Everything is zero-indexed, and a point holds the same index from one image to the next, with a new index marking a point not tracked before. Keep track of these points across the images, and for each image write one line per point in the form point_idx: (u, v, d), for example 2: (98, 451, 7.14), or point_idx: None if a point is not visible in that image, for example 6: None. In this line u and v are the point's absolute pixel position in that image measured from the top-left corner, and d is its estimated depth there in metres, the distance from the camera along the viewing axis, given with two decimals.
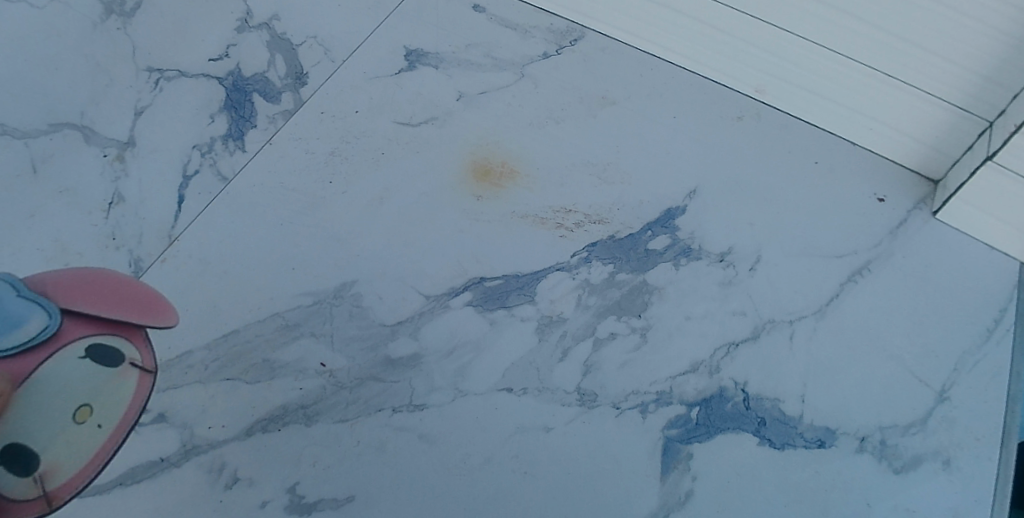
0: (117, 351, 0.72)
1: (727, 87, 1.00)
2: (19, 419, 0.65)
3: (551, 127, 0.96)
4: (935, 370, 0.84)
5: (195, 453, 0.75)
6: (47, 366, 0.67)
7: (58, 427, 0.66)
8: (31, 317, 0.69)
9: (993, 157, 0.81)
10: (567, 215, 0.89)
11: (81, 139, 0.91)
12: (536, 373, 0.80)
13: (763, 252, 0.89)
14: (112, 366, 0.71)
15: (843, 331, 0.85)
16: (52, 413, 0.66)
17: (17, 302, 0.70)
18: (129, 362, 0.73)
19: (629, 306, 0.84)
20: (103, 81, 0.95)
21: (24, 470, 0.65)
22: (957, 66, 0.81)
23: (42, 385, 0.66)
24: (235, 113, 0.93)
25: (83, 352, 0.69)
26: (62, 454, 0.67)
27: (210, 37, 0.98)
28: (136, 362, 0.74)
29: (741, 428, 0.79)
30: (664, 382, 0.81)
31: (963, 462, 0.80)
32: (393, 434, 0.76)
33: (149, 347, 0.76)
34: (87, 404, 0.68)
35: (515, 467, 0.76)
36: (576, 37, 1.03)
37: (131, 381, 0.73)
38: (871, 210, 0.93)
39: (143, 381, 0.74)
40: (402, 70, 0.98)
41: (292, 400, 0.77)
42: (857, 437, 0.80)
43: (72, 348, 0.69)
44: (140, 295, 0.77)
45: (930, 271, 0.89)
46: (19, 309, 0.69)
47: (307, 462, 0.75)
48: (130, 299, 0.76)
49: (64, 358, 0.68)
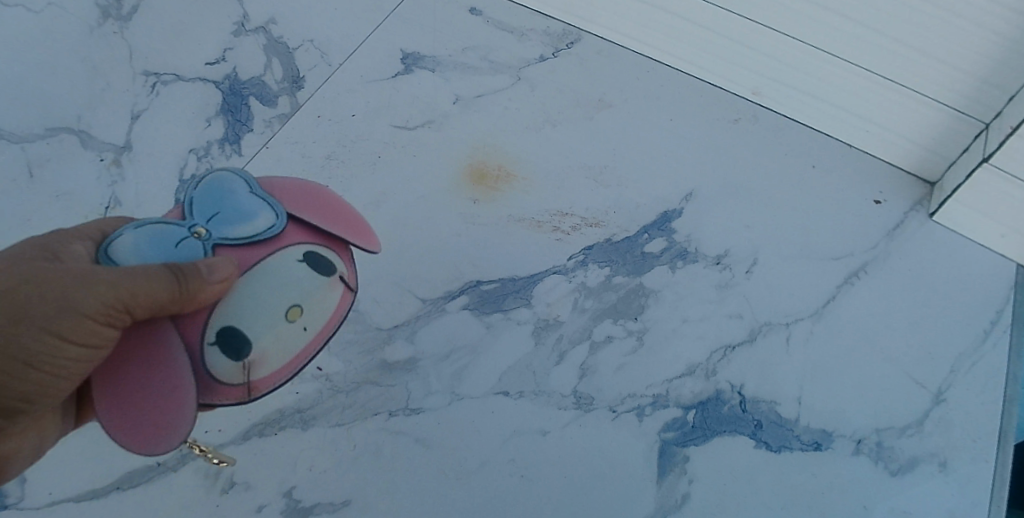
0: (329, 260, 0.57)
1: (724, 90, 1.01)
2: (237, 312, 0.53)
3: (548, 130, 0.96)
4: (931, 372, 0.84)
5: (192, 458, 0.75)
6: (268, 264, 0.54)
7: (266, 322, 0.53)
8: (259, 214, 0.56)
9: (990, 158, 0.81)
10: (564, 218, 0.89)
11: (78, 144, 0.91)
12: (532, 376, 0.80)
13: (760, 255, 0.89)
14: (326, 273, 0.55)
15: (840, 334, 0.85)
16: (263, 310, 0.53)
17: (250, 199, 0.57)
18: (338, 275, 0.57)
19: (626, 309, 0.85)
20: (100, 86, 0.95)
21: (233, 355, 0.52)
22: (953, 69, 0.82)
23: (258, 285, 0.53)
24: (231, 117, 0.93)
25: (302, 255, 0.55)
26: (273, 348, 0.53)
27: (207, 41, 0.98)
28: (343, 277, 0.57)
29: (737, 431, 0.79)
30: (661, 385, 0.81)
31: (960, 463, 0.79)
32: (389, 438, 0.76)
33: (352, 268, 0.60)
34: (297, 303, 0.54)
35: (512, 470, 0.76)
36: (573, 40, 1.03)
37: (335, 294, 0.56)
38: (867, 212, 0.93)
39: (343, 299, 0.57)
40: (399, 73, 0.98)
41: (289, 404, 0.77)
42: (854, 439, 0.80)
43: (291, 250, 0.55)
44: (341, 206, 0.60)
45: (926, 273, 0.89)
46: (245, 205, 0.56)
47: (303, 466, 0.75)
48: (338, 209, 0.59)
49: (284, 261, 0.55)
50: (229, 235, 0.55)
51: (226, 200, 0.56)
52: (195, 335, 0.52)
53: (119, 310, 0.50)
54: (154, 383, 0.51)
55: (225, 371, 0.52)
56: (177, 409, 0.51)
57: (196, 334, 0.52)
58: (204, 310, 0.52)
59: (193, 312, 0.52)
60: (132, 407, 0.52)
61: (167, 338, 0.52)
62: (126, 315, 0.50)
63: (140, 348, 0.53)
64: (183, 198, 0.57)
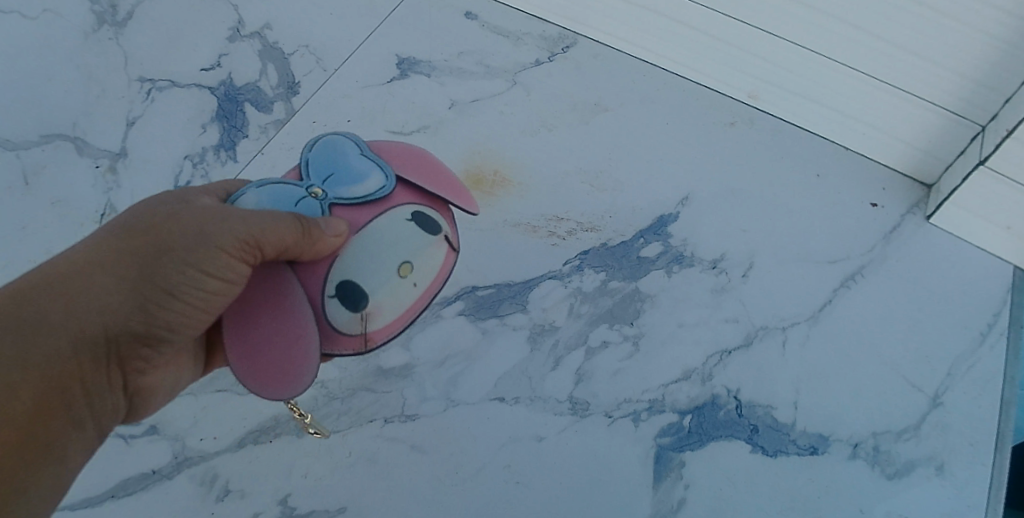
0: (434, 219, 0.59)
1: (720, 93, 1.00)
2: (353, 267, 0.56)
3: (544, 135, 0.96)
4: (928, 375, 0.83)
5: (187, 466, 0.75)
6: (379, 223, 0.57)
7: (380, 277, 0.56)
8: (369, 176, 0.58)
9: (986, 161, 0.81)
10: (560, 223, 0.89)
11: (73, 150, 0.91)
12: (528, 382, 0.80)
13: (756, 259, 0.89)
14: (431, 233, 0.58)
15: (836, 337, 0.85)
16: (376, 265, 0.56)
17: (361, 160, 0.59)
18: (442, 234, 0.59)
19: (622, 314, 0.84)
20: (95, 92, 0.95)
21: (351, 307, 0.56)
22: (949, 72, 0.82)
23: (372, 243, 0.56)
24: (226, 123, 0.93)
25: (410, 215, 0.58)
26: (387, 302, 0.56)
27: (202, 46, 0.98)
28: (447, 236, 0.60)
29: (733, 436, 0.79)
30: (656, 390, 0.81)
31: (957, 467, 0.79)
32: (385, 445, 0.76)
33: (454, 228, 0.62)
34: (407, 261, 0.56)
35: (507, 476, 0.76)
36: (569, 44, 1.03)
37: (441, 253, 0.59)
38: (864, 214, 0.93)
39: (446, 258, 0.60)
40: (395, 78, 0.98)
41: (284, 411, 0.77)
42: (850, 443, 0.79)
43: (399, 210, 0.58)
44: (443, 169, 0.62)
45: (923, 276, 0.89)
46: (357, 166, 0.59)
47: (299, 473, 0.75)
48: (440, 171, 0.62)
49: (394, 221, 0.57)
50: (343, 195, 0.58)
51: (339, 161, 0.59)
52: (317, 286, 0.56)
53: (251, 246, 0.53)
54: (280, 328, 0.55)
55: (344, 321, 0.56)
56: (300, 356, 0.55)
57: (318, 285, 0.56)
58: (324, 262, 0.55)
59: (313, 263, 0.56)
60: (260, 352, 0.56)
61: (290, 287, 0.56)
62: (257, 253, 0.54)
63: (267, 296, 0.57)
64: (301, 158, 0.60)
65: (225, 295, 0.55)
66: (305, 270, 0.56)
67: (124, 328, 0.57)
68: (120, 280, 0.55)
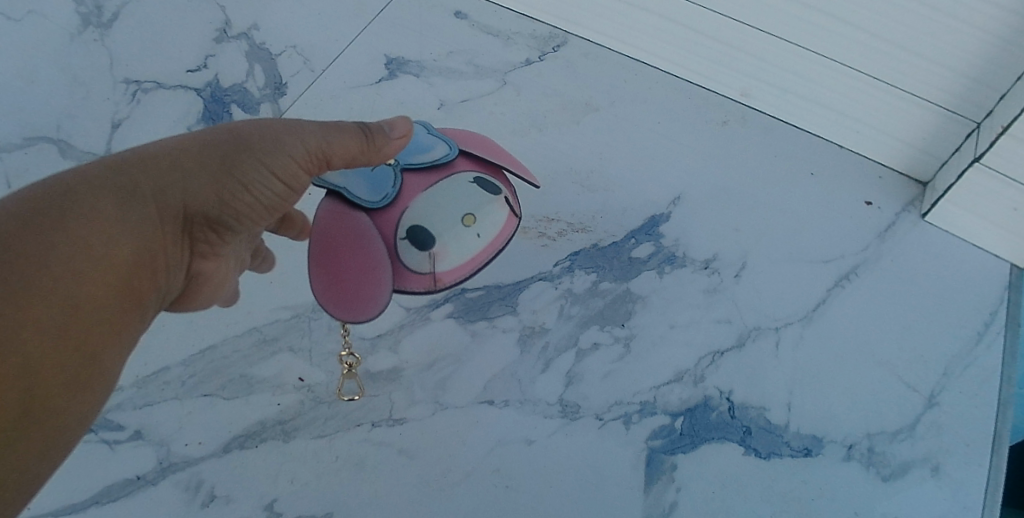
0: (493, 184, 0.69)
1: (712, 91, 0.99)
2: (423, 214, 0.66)
3: (535, 135, 0.95)
4: (924, 375, 0.82)
5: (172, 471, 0.73)
6: (446, 183, 0.67)
7: (447, 224, 0.66)
8: (435, 147, 0.68)
9: (981, 158, 0.81)
10: (550, 224, 0.88)
11: (57, 153, 0.90)
12: (518, 385, 0.79)
13: (749, 259, 0.88)
14: (492, 193, 0.68)
15: (831, 338, 0.84)
16: (442, 214, 0.66)
17: (427, 137, 0.69)
18: (502, 196, 0.69)
19: (613, 315, 0.83)
20: (80, 94, 0.94)
21: (420, 247, 0.66)
22: (943, 68, 0.81)
23: (438, 197, 0.66)
24: (213, 124, 0.92)
25: (471, 179, 0.68)
26: (452, 245, 0.66)
27: (188, 48, 0.98)
28: (507, 199, 0.70)
29: (726, 438, 0.78)
30: (648, 392, 0.79)
31: (953, 468, 0.77)
32: (372, 449, 0.75)
33: (511, 194, 0.72)
34: (470, 212, 0.67)
35: (496, 480, 0.74)
36: (560, 43, 1.02)
37: (501, 215, 0.69)
38: (857, 212, 0.92)
39: (509, 222, 0.70)
40: (383, 78, 0.97)
41: (271, 415, 0.76)
42: (845, 445, 0.78)
43: (463, 175, 0.68)
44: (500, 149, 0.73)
45: (917, 274, 0.88)
46: (424, 140, 0.69)
47: (284, 479, 0.73)
48: (497, 150, 0.72)
49: (456, 182, 0.67)
50: (412, 162, 0.67)
51: (409, 137, 0.69)
52: (390, 232, 0.66)
53: (321, 161, 0.62)
54: (359, 262, 0.64)
55: (414, 260, 0.66)
56: (374, 284, 0.64)
57: (390, 230, 0.66)
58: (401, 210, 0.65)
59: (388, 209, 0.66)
60: (339, 285, 0.64)
61: (364, 227, 0.65)
62: (324, 166, 0.63)
63: (343, 234, 0.65)
64: None
65: (285, 195, 0.62)
66: (380, 216, 0.66)
67: (201, 210, 0.58)
68: (202, 169, 0.57)
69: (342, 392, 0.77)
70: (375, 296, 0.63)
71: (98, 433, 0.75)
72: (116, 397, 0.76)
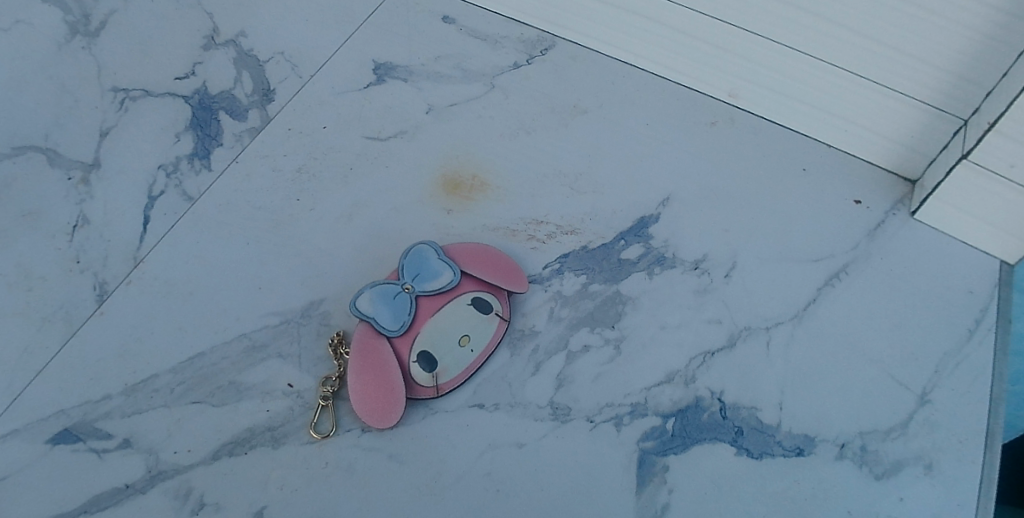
0: (490, 303, 0.80)
1: (700, 93, 1.00)
2: (430, 337, 0.76)
3: (523, 137, 0.95)
4: (915, 373, 0.82)
5: (161, 479, 0.71)
6: (449, 307, 0.77)
7: (448, 343, 0.76)
8: (443, 274, 0.78)
9: (969, 155, 0.80)
10: (539, 226, 0.88)
11: (45, 162, 0.90)
12: (508, 388, 0.78)
13: (738, 259, 0.88)
14: (486, 313, 0.79)
15: (822, 336, 0.84)
16: (446, 334, 0.76)
17: (439, 263, 0.78)
18: (494, 312, 0.79)
19: (603, 317, 0.83)
20: (67, 102, 0.94)
21: (427, 368, 0.75)
22: (928, 65, 0.81)
23: (442, 321, 0.77)
24: (201, 131, 0.93)
25: (470, 301, 0.78)
26: (450, 362, 0.76)
27: (177, 57, 0.99)
28: (499, 313, 0.80)
29: (718, 438, 0.77)
30: (639, 393, 0.79)
31: (946, 466, 0.77)
32: (362, 454, 0.74)
33: (507, 307, 0.82)
34: (467, 334, 0.77)
35: (487, 485, 0.73)
36: (547, 46, 1.03)
37: (492, 326, 0.79)
38: (846, 211, 0.92)
39: (499, 328, 0.80)
40: (371, 83, 0.98)
41: (260, 422, 0.75)
42: (837, 444, 0.78)
43: (463, 297, 0.78)
44: (502, 265, 0.81)
45: (907, 272, 0.88)
46: (436, 265, 0.78)
47: (274, 485, 0.72)
48: (497, 266, 0.81)
49: (458, 305, 0.78)
50: (427, 289, 0.77)
51: (423, 266, 0.78)
52: (405, 350, 0.75)
53: None
54: (380, 369, 0.73)
55: (422, 377, 0.75)
56: (389, 408, 0.72)
57: (405, 351, 0.75)
58: (412, 348, 0.75)
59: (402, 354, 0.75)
60: (366, 365, 0.73)
61: (385, 364, 0.73)
62: None
63: (367, 362, 0.73)
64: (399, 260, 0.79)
65: None
66: (400, 346, 0.75)
67: None
68: None
69: (315, 428, 0.75)
70: (391, 416, 0.73)
71: (88, 442, 0.73)
72: (105, 405, 0.75)
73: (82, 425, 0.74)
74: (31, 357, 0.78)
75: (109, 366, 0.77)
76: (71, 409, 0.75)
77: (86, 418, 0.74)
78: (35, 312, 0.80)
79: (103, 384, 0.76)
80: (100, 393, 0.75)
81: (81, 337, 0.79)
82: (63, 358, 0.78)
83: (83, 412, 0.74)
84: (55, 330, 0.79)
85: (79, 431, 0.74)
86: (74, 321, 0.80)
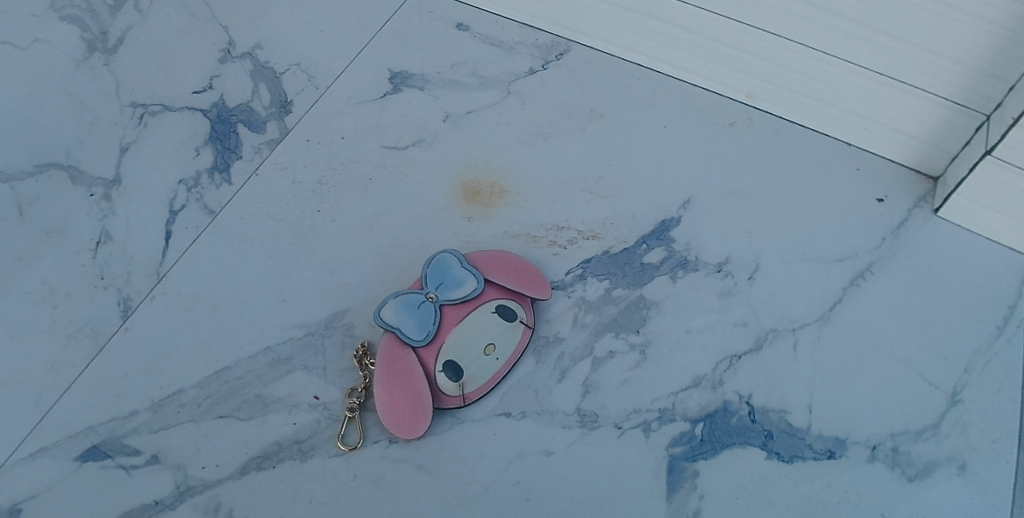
0: (514, 311, 0.79)
1: (717, 94, 0.99)
2: (455, 346, 0.76)
3: (541, 143, 0.95)
4: (945, 372, 0.81)
5: (190, 494, 0.71)
6: (473, 316, 0.77)
7: (475, 353, 0.76)
8: (466, 282, 0.78)
9: (993, 151, 0.79)
10: (560, 232, 0.88)
11: (67, 180, 0.90)
12: (534, 395, 0.78)
13: (762, 260, 0.87)
14: (510, 320, 0.78)
15: (849, 337, 0.83)
16: (472, 343, 0.76)
17: (462, 272, 0.78)
18: (519, 320, 0.79)
19: (627, 322, 0.83)
20: (87, 119, 0.95)
21: (453, 378, 0.75)
22: (948, 60, 0.80)
23: (467, 329, 0.76)
24: (219, 145, 0.93)
25: (494, 309, 0.78)
26: (477, 372, 0.76)
27: (194, 71, 0.99)
28: (524, 320, 0.79)
29: (747, 442, 0.76)
30: (666, 399, 0.78)
31: (980, 466, 0.75)
32: (390, 466, 0.73)
33: (531, 314, 0.81)
34: (492, 342, 0.77)
35: (517, 494, 0.73)
36: (562, 51, 1.03)
37: (517, 333, 0.79)
38: (869, 210, 0.91)
39: (523, 335, 0.79)
40: (388, 92, 0.98)
41: (287, 435, 0.74)
42: (868, 446, 0.76)
43: (487, 305, 0.78)
44: (526, 271, 0.81)
45: (933, 270, 0.87)
46: (459, 273, 0.78)
47: (303, 498, 0.71)
48: (522, 273, 0.81)
49: (483, 313, 0.78)
50: (450, 300, 0.77)
51: (446, 276, 0.78)
52: (430, 360, 0.75)
53: None
54: (407, 381, 0.73)
55: (448, 387, 0.75)
56: (416, 419, 0.72)
57: (431, 361, 0.75)
58: (438, 360, 0.75)
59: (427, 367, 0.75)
60: (393, 376, 0.73)
61: (411, 376, 0.73)
62: None
63: (395, 374, 0.73)
64: (421, 272, 0.79)
65: None
66: (425, 357, 0.75)
67: None
68: None
69: (343, 440, 0.74)
70: (418, 426, 0.72)
71: (117, 459, 0.73)
72: (132, 421, 0.75)
73: (110, 441, 0.74)
74: (58, 375, 0.78)
75: (136, 383, 0.77)
76: (99, 426, 0.75)
77: (114, 435, 0.74)
78: (61, 329, 0.80)
79: (130, 400, 0.76)
80: (127, 409, 0.75)
81: (107, 353, 0.79)
82: (88, 375, 0.78)
83: (111, 428, 0.75)
84: (81, 347, 0.79)
85: (107, 448, 0.74)
86: (99, 337, 0.80)
